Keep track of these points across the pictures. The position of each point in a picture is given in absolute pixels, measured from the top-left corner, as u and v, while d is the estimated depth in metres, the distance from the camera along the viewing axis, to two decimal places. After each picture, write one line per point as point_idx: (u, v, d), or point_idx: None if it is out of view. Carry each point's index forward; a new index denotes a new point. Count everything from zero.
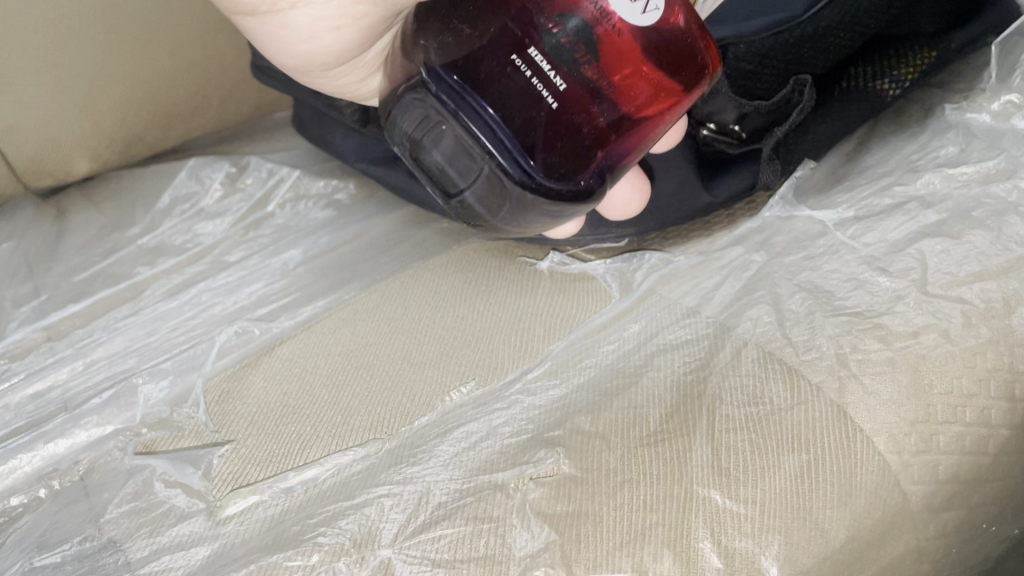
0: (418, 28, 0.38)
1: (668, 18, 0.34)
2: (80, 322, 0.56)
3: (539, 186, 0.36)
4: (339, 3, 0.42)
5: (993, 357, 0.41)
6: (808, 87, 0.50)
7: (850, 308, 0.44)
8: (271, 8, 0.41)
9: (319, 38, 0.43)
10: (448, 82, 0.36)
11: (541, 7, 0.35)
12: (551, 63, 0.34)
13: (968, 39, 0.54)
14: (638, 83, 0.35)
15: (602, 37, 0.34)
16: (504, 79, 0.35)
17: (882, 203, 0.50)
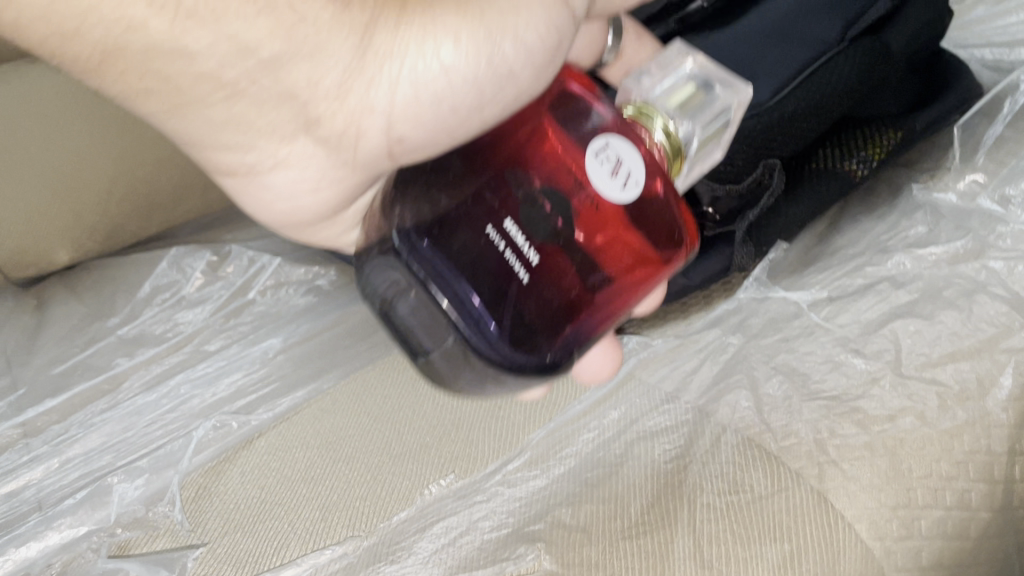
0: (399, 195, 0.34)
1: (649, 188, 0.30)
2: (56, 418, 0.55)
3: (504, 359, 0.31)
4: (319, 167, 0.39)
5: (969, 440, 0.41)
6: (776, 172, 0.53)
7: (826, 392, 0.45)
8: (252, 168, 0.39)
9: (298, 197, 0.41)
10: (422, 249, 0.31)
11: (520, 178, 0.32)
12: (527, 236, 0.31)
13: (931, 120, 0.56)
14: (615, 252, 0.31)
15: (580, 210, 0.31)
16: (475, 251, 0.31)
17: (854, 283, 0.51)
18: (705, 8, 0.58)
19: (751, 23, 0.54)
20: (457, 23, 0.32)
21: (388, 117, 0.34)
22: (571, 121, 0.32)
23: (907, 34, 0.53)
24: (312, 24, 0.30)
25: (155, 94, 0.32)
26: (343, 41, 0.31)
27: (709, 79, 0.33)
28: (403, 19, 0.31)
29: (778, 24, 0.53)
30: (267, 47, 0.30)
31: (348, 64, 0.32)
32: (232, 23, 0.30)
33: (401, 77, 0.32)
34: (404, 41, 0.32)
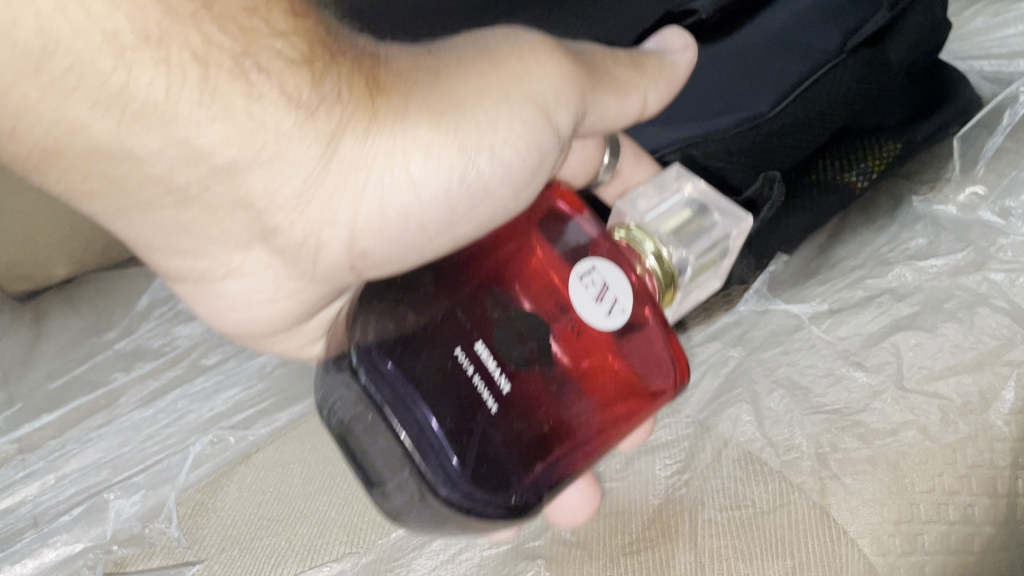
0: (366, 303, 0.35)
1: (636, 315, 0.32)
2: (52, 433, 0.55)
3: (462, 499, 0.31)
4: (274, 278, 0.37)
5: (972, 453, 0.41)
6: (777, 183, 0.51)
7: (828, 406, 0.44)
8: (203, 276, 0.38)
9: (253, 306, 0.40)
10: (380, 368, 0.32)
11: (502, 298, 0.34)
12: (500, 361, 0.32)
13: (932, 131, 0.55)
14: (597, 381, 0.32)
15: (559, 333, 0.33)
16: (442, 373, 0.32)
17: (855, 295, 0.51)
18: None
19: None
20: (428, 137, 0.31)
21: (351, 228, 0.34)
22: (557, 242, 0.34)
23: (904, 45, 0.53)
24: (272, 134, 0.29)
25: (104, 194, 0.31)
26: (307, 151, 0.30)
27: (707, 207, 0.34)
28: (371, 130, 0.31)
29: None
30: (223, 155, 0.29)
31: (311, 174, 0.31)
32: (186, 128, 0.28)
33: (366, 188, 0.32)
34: (371, 151, 0.31)
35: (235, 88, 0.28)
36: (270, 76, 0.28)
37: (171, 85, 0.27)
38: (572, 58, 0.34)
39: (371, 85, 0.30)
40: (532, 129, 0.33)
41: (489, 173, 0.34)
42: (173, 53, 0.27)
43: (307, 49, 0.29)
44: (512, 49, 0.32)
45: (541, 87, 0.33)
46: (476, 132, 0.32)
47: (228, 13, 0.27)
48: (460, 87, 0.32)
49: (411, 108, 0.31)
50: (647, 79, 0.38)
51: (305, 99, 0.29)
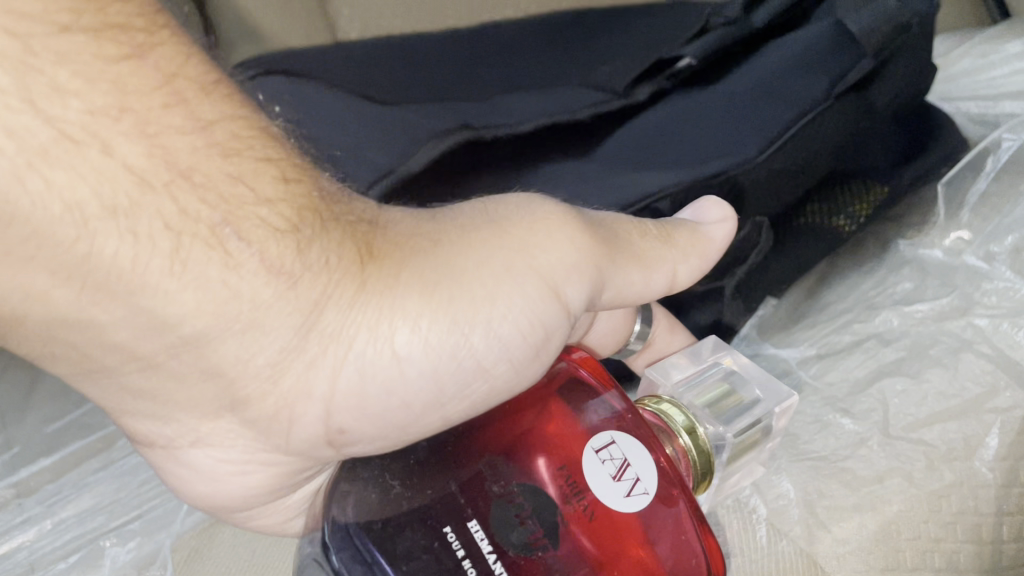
0: (347, 475, 0.36)
1: (662, 496, 0.33)
2: (49, 478, 0.56)
3: None
4: (242, 449, 0.37)
5: (957, 501, 0.42)
6: (762, 229, 0.54)
7: (814, 452, 0.45)
8: (169, 442, 0.37)
9: (223, 479, 0.39)
10: (359, 552, 0.33)
11: (502, 474, 0.34)
12: (495, 544, 0.32)
13: (916, 175, 0.57)
14: (620, 573, 0.32)
15: (571, 515, 0.33)
16: (428, 557, 0.32)
17: (842, 339, 0.52)
18: (693, 66, 0.58)
19: (742, 82, 0.55)
20: (417, 309, 0.32)
21: (329, 401, 0.34)
22: (576, 414, 0.35)
23: (890, 91, 0.54)
24: (248, 303, 0.30)
25: (65, 357, 0.32)
26: (284, 320, 0.31)
27: (744, 388, 0.40)
28: (357, 302, 0.32)
29: (765, 82, 0.53)
30: (191, 324, 0.30)
31: (287, 344, 0.32)
32: (152, 299, 0.29)
33: (348, 357, 0.33)
34: (354, 323, 0.32)
35: (211, 255, 0.29)
36: (252, 244, 0.29)
37: (140, 252, 0.28)
38: (591, 232, 0.34)
39: (364, 253, 0.32)
40: (537, 304, 0.33)
41: (484, 349, 0.34)
42: (141, 223, 0.27)
43: (297, 215, 0.30)
44: (526, 220, 0.34)
45: (548, 259, 0.33)
46: (472, 306, 0.33)
47: (212, 183, 0.28)
48: (463, 259, 0.33)
49: (403, 278, 0.32)
50: (678, 255, 0.38)
51: (288, 265, 0.30)
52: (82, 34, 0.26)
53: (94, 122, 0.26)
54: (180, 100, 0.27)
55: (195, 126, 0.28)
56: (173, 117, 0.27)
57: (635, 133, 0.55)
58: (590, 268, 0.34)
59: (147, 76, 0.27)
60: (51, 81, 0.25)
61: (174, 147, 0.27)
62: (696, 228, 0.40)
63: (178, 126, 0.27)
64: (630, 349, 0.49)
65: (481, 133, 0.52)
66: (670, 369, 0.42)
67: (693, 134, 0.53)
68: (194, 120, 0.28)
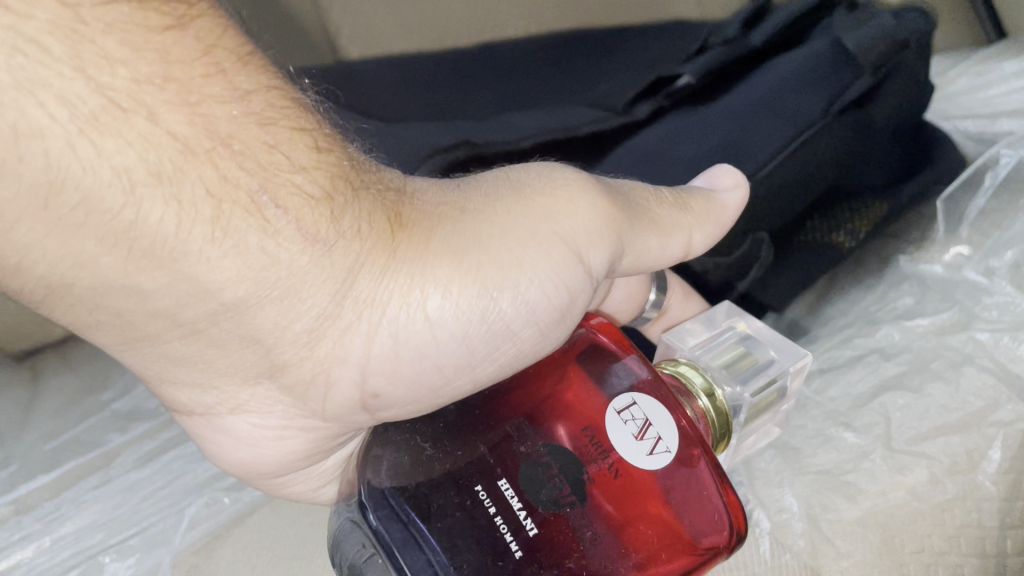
0: (379, 440, 0.37)
1: (683, 455, 0.33)
2: (48, 494, 0.55)
3: None
4: (281, 414, 0.38)
5: (960, 514, 0.41)
6: (764, 245, 0.54)
7: (817, 467, 0.45)
8: (208, 410, 0.37)
9: (259, 445, 0.39)
10: (395, 510, 0.33)
11: (524, 434, 0.34)
12: (527, 504, 0.33)
13: (918, 190, 0.57)
14: (642, 531, 0.32)
15: (595, 476, 0.33)
16: (462, 513, 0.33)
17: (844, 354, 0.52)
18: (693, 84, 0.58)
19: (744, 95, 0.55)
20: (449, 274, 0.33)
21: (364, 365, 0.35)
22: (600, 380, 0.35)
23: (888, 105, 0.55)
24: (286, 269, 0.30)
25: (111, 325, 0.31)
26: (322, 289, 0.31)
27: (761, 350, 0.39)
28: (388, 270, 0.32)
29: (767, 95, 0.53)
30: (233, 291, 0.30)
31: (323, 311, 0.32)
32: (198, 266, 0.29)
33: (380, 326, 0.33)
34: (387, 290, 0.32)
35: (250, 221, 0.29)
36: (287, 212, 0.29)
37: (182, 219, 0.28)
38: (610, 200, 0.35)
39: (394, 222, 0.32)
40: (562, 267, 0.34)
41: (513, 312, 0.35)
42: (185, 190, 0.27)
43: (330, 183, 0.30)
44: (544, 187, 0.35)
45: (572, 225, 0.34)
46: (501, 271, 0.34)
47: (249, 150, 0.28)
48: (489, 228, 0.33)
49: (433, 246, 0.33)
50: (694, 220, 0.39)
51: (323, 233, 0.30)
52: (127, 4, 0.25)
53: (139, 90, 0.26)
54: (220, 70, 0.27)
55: (234, 96, 0.28)
56: (214, 87, 0.27)
57: (642, 146, 0.55)
58: (611, 234, 0.35)
59: (189, 48, 0.26)
60: (100, 49, 0.25)
61: (213, 116, 0.27)
62: (708, 195, 0.40)
63: (218, 95, 0.27)
64: (645, 316, 0.50)
65: (480, 149, 0.53)
66: (685, 334, 0.42)
67: (700, 143, 0.54)
68: (232, 90, 0.28)
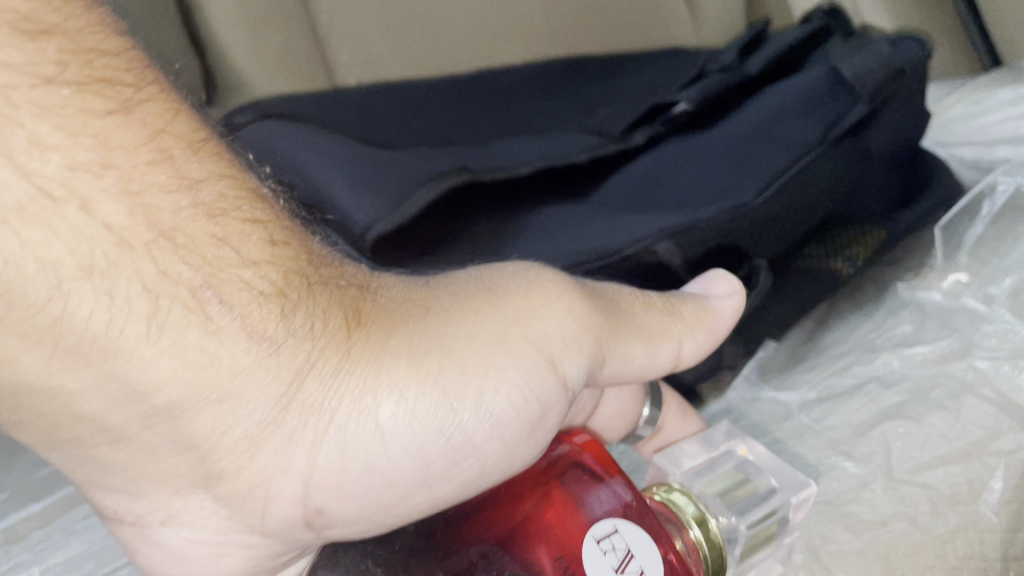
0: (330, 561, 0.35)
1: None
2: (39, 524, 0.55)
3: None
4: (216, 528, 0.35)
5: (963, 545, 0.40)
6: (762, 271, 0.52)
7: (818, 496, 0.44)
8: (137, 519, 0.35)
9: (194, 562, 0.36)
10: None
11: (497, 560, 0.33)
12: None
13: (914, 219, 0.58)
14: None
15: None
16: None
17: (843, 382, 0.51)
18: (691, 110, 0.59)
19: (737, 129, 0.56)
20: (405, 377, 0.32)
21: (307, 479, 0.32)
22: (580, 503, 0.34)
23: (886, 135, 0.56)
24: (227, 370, 0.29)
25: (33, 427, 0.30)
26: (267, 390, 0.30)
27: (759, 476, 0.39)
28: (341, 370, 0.31)
29: (765, 124, 0.55)
30: (166, 394, 0.29)
31: (264, 417, 0.30)
32: (130, 367, 0.28)
33: (328, 434, 0.31)
34: (337, 394, 0.31)
35: (190, 318, 0.28)
36: (232, 308, 0.28)
37: (114, 317, 0.27)
38: (592, 304, 0.35)
39: (352, 320, 0.32)
40: (534, 375, 0.34)
41: (476, 425, 0.33)
42: (119, 286, 0.26)
43: (284, 279, 0.30)
44: (518, 288, 0.34)
45: (545, 329, 0.34)
46: (464, 378, 0.32)
47: (194, 244, 0.27)
48: (454, 328, 0.33)
49: (392, 346, 0.32)
50: (684, 328, 0.39)
51: (270, 332, 0.29)
52: (66, 88, 0.25)
53: (73, 177, 0.25)
54: (167, 157, 0.27)
55: (180, 185, 0.27)
56: (158, 174, 0.27)
57: (633, 178, 0.55)
58: (590, 340, 0.34)
59: (135, 131, 0.26)
60: (31, 134, 0.24)
61: (156, 207, 0.26)
62: (702, 300, 0.41)
63: (162, 183, 0.27)
64: (639, 432, 0.50)
65: (481, 174, 0.51)
66: (680, 459, 0.42)
67: (691, 175, 0.53)
68: (179, 177, 0.27)
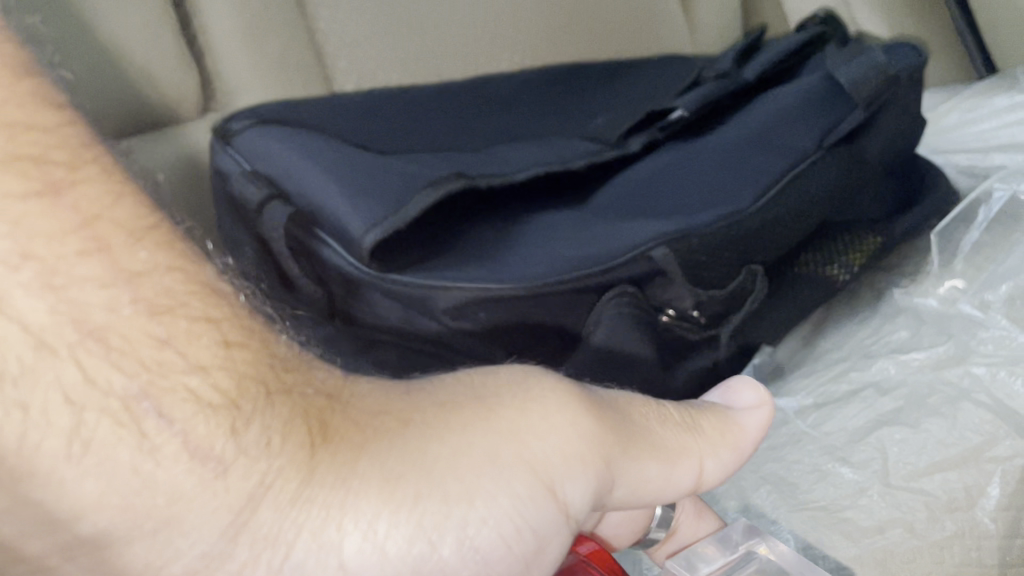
0: None
1: None
2: None
3: None
4: None
5: (960, 552, 0.40)
6: (760, 276, 0.51)
7: (814, 502, 0.44)
8: None
9: None
10: None
11: None
12: None
13: (911, 227, 0.58)
14: None
15: None
16: None
17: (839, 389, 0.51)
18: (687, 117, 0.59)
19: (732, 136, 0.56)
20: (375, 506, 0.27)
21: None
22: None
23: (880, 143, 0.57)
24: (163, 496, 0.25)
25: None
26: (209, 524, 0.25)
27: None
28: (300, 498, 0.26)
29: (761, 131, 0.55)
30: (91, 524, 0.24)
31: (208, 549, 0.25)
32: (50, 492, 0.24)
33: (281, 575, 0.26)
34: (294, 524, 0.26)
35: (122, 434, 0.24)
36: (173, 423, 0.25)
37: (31, 431, 0.23)
38: (597, 417, 0.31)
39: (317, 433, 0.27)
40: (527, 500, 0.29)
41: (458, 561, 0.28)
42: (37, 396, 0.24)
43: (236, 387, 0.26)
44: (514, 401, 0.30)
45: (541, 447, 0.29)
46: (444, 506, 0.28)
47: (131, 347, 0.24)
48: (435, 447, 0.28)
49: (361, 468, 0.27)
50: (705, 446, 0.35)
51: (217, 450, 0.25)
52: None
53: None
54: (102, 246, 0.25)
55: (118, 279, 0.25)
56: (90, 267, 0.24)
57: (629, 187, 0.55)
58: (597, 459, 0.30)
59: (64, 219, 0.24)
60: None
61: (87, 305, 0.24)
62: (727, 414, 0.38)
63: (98, 278, 0.24)
64: (651, 535, 0.44)
65: (476, 182, 0.50)
66: (697, 559, 0.38)
67: (688, 183, 0.53)
68: (116, 270, 0.25)
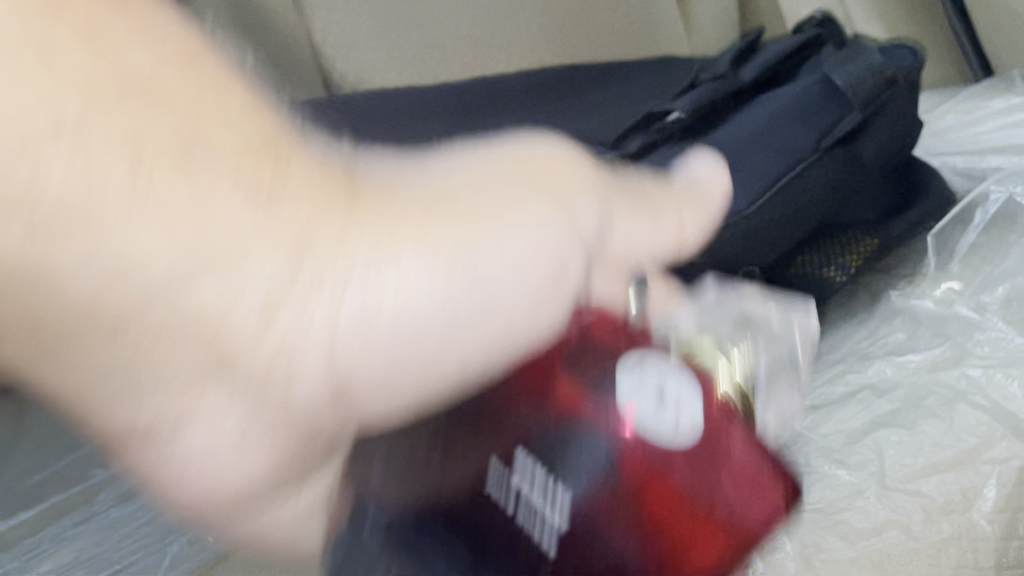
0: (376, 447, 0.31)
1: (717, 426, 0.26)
2: (25, 533, 0.52)
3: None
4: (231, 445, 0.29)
5: (957, 553, 0.40)
6: (751, 281, 0.52)
7: (810, 504, 0.44)
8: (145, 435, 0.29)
9: (210, 460, 0.30)
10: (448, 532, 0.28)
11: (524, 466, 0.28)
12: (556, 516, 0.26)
13: (911, 224, 0.58)
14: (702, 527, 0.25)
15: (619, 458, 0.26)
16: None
17: (836, 390, 0.51)
18: (682, 119, 0.59)
19: (726, 137, 0.55)
20: (420, 219, 0.29)
21: (332, 327, 0.27)
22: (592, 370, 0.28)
23: (878, 145, 0.56)
24: (216, 211, 0.25)
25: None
26: (261, 232, 0.26)
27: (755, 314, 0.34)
28: (347, 230, 0.27)
29: (755, 133, 0.54)
30: (160, 265, 0.24)
31: (275, 279, 0.26)
32: (113, 239, 0.23)
33: (353, 272, 0.27)
34: (353, 245, 0.27)
35: (178, 187, 0.24)
36: (217, 155, 0.25)
37: (85, 173, 0.23)
38: (593, 170, 0.35)
39: (349, 195, 0.28)
40: (552, 223, 0.30)
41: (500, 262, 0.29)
42: (99, 130, 0.23)
43: (265, 133, 0.27)
44: (528, 151, 0.34)
45: (562, 179, 0.33)
46: (476, 225, 0.29)
47: (169, 88, 0.25)
48: (462, 179, 0.31)
49: (398, 199, 0.29)
50: (683, 200, 0.41)
51: (263, 187, 0.26)
52: None
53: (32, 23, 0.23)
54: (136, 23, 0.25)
55: (144, 40, 0.25)
56: (120, 24, 0.25)
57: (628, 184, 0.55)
58: (595, 192, 0.34)
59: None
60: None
61: (128, 59, 0.24)
62: (699, 182, 0.44)
63: (124, 33, 0.25)
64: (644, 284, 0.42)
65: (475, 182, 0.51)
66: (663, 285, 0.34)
67: None
68: (144, 35, 0.25)
